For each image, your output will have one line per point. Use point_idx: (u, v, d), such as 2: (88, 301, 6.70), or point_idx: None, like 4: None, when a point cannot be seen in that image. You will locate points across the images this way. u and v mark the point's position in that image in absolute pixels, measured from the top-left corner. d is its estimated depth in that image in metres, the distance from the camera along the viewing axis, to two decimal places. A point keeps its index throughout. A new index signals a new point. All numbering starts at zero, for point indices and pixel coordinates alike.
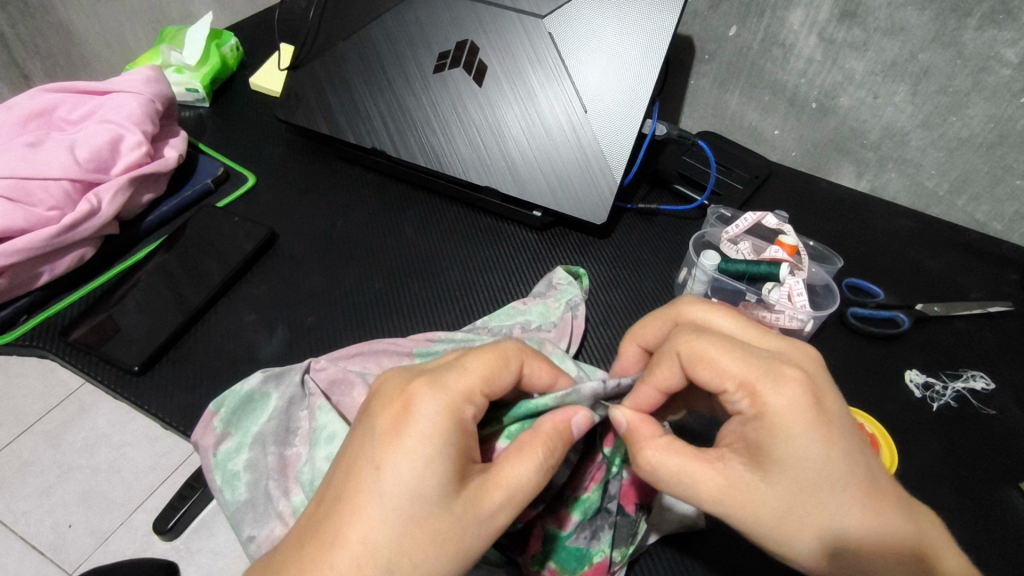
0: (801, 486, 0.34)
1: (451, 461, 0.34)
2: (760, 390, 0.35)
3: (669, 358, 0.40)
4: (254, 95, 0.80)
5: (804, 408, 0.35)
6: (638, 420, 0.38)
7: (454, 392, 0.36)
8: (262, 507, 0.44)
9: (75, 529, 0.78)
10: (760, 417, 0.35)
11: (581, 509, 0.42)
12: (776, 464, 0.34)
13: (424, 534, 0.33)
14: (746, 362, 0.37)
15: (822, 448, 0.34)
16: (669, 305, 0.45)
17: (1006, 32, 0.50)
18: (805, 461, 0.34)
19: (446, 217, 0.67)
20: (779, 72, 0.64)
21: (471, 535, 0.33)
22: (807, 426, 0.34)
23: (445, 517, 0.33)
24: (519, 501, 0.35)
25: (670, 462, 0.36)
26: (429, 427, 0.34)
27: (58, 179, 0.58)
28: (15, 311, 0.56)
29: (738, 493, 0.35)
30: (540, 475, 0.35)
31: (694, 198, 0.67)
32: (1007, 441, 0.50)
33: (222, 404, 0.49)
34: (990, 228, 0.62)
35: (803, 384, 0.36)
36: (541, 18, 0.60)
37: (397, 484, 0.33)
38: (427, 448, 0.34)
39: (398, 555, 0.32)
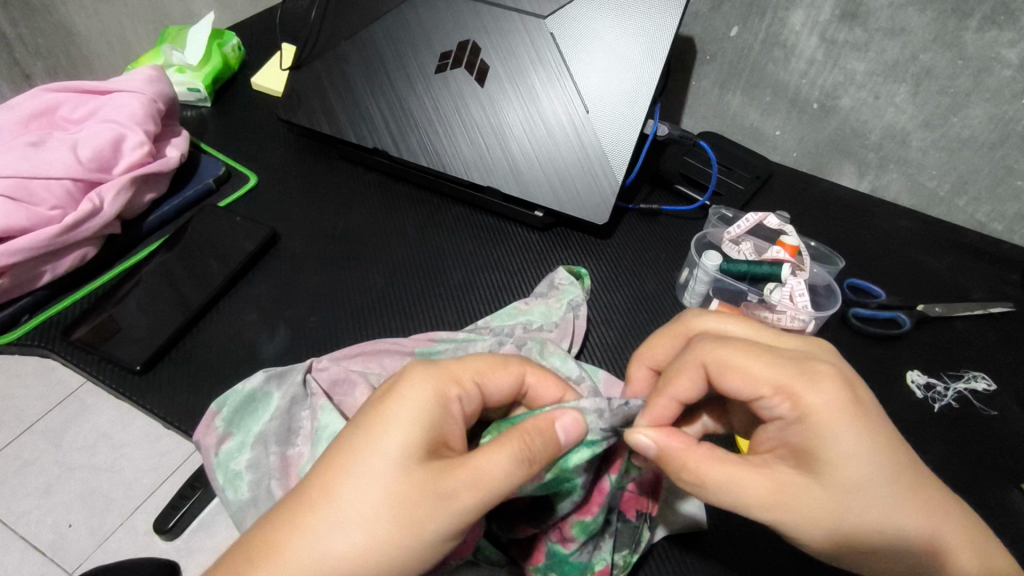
0: (852, 486, 0.34)
1: (424, 434, 0.35)
2: (798, 393, 0.36)
3: (693, 369, 0.39)
4: (255, 94, 0.80)
5: (844, 405, 0.35)
6: (665, 437, 0.36)
7: (443, 373, 0.38)
8: (264, 507, 0.44)
9: (75, 528, 0.78)
10: (802, 419, 0.35)
11: (585, 531, 0.40)
12: (824, 466, 0.34)
13: (384, 502, 0.33)
14: (779, 365, 0.37)
15: (867, 445, 0.34)
16: (674, 323, 0.44)
17: (1007, 34, 0.50)
18: (852, 460, 0.34)
19: (447, 218, 0.67)
20: (780, 73, 0.64)
21: (432, 514, 0.33)
22: (851, 423, 0.35)
23: (407, 490, 0.33)
24: (487, 492, 0.33)
25: (716, 475, 0.35)
26: (411, 400, 0.36)
27: (60, 179, 0.58)
28: (16, 310, 0.56)
29: (789, 499, 0.35)
30: (515, 469, 0.34)
31: (695, 198, 0.67)
32: (1008, 441, 0.50)
33: (224, 403, 0.49)
34: (991, 228, 0.62)
35: (838, 380, 0.36)
36: (542, 19, 0.60)
37: (369, 450, 0.34)
38: (403, 420, 0.35)
39: (357, 522, 0.32)
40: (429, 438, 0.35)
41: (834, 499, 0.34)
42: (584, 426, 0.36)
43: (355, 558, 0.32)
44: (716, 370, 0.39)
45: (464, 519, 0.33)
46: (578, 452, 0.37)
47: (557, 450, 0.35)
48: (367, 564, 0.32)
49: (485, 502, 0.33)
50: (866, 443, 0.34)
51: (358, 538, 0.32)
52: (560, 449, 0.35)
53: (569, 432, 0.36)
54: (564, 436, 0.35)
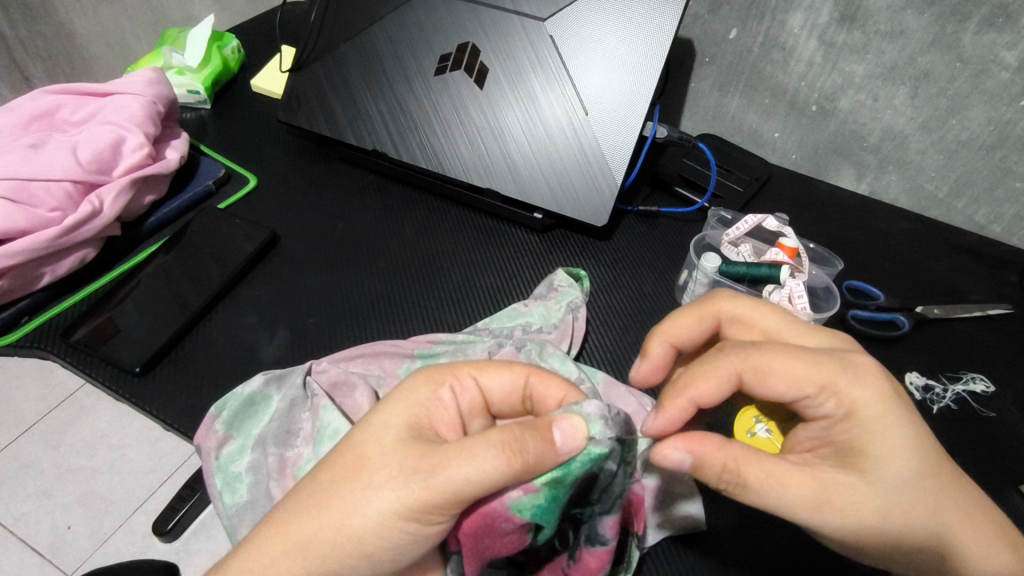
0: (898, 483, 0.34)
1: (407, 415, 0.36)
2: (843, 388, 0.36)
3: (727, 374, 0.38)
4: (255, 96, 0.80)
5: (888, 400, 0.35)
6: (698, 444, 0.34)
7: (443, 368, 0.39)
8: (261, 511, 0.44)
9: (74, 530, 0.78)
10: (850, 416, 0.35)
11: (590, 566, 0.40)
12: (872, 462, 0.34)
13: (354, 472, 0.34)
14: (821, 363, 0.36)
15: (913, 440, 0.35)
16: (702, 303, 0.44)
17: (1006, 37, 0.50)
18: (901, 454, 0.34)
19: (448, 220, 0.67)
20: (779, 75, 0.64)
21: (393, 485, 0.33)
22: (898, 418, 0.35)
23: (375, 461, 0.34)
24: (446, 475, 0.32)
25: (762, 478, 0.34)
26: (404, 387, 0.38)
27: (60, 180, 0.58)
28: (16, 312, 0.56)
29: (839, 497, 0.34)
30: (482, 455, 0.32)
31: (694, 200, 0.67)
32: (1007, 443, 0.51)
33: (224, 407, 0.49)
34: (990, 230, 0.63)
35: (879, 373, 0.36)
36: (541, 21, 0.61)
37: (355, 427, 0.36)
38: (394, 401, 0.37)
39: (329, 491, 0.34)
40: (412, 419, 0.36)
41: (881, 496, 0.34)
42: (585, 436, 0.34)
43: (322, 524, 0.33)
44: (750, 375, 0.38)
45: (422, 500, 0.32)
46: (578, 463, 0.34)
47: (551, 451, 0.33)
48: (332, 529, 0.33)
49: (443, 483, 0.32)
50: (909, 441, 0.35)
51: (326, 506, 0.33)
52: (556, 454, 0.33)
53: (566, 438, 0.34)
54: (559, 441, 0.33)
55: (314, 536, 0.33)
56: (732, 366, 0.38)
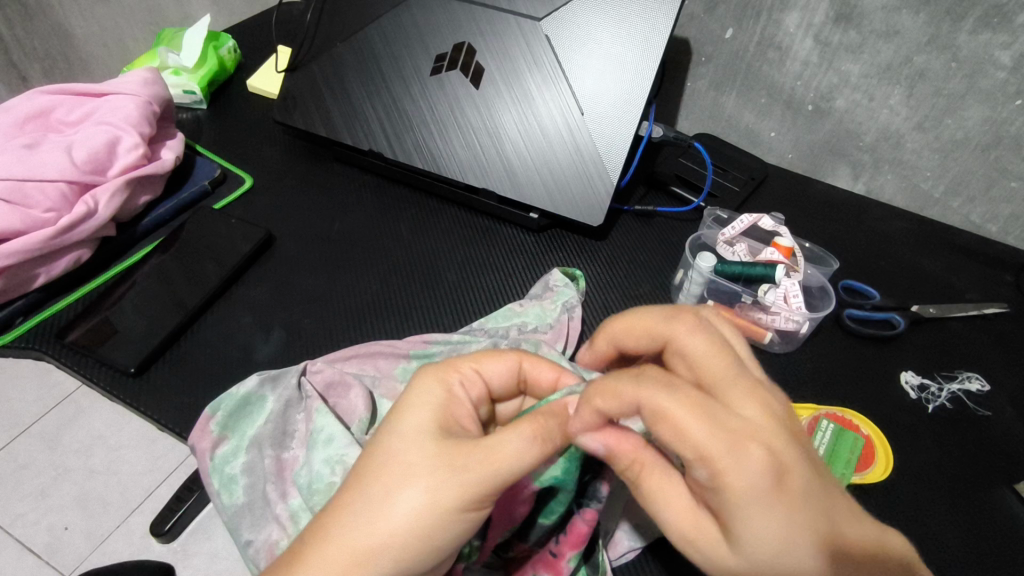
0: (771, 564, 0.29)
1: (433, 416, 0.36)
2: (720, 465, 0.29)
3: (629, 405, 0.32)
4: (252, 96, 0.80)
5: (770, 483, 0.29)
6: (617, 439, 0.34)
7: (444, 364, 0.39)
8: (258, 510, 0.45)
9: (71, 531, 0.78)
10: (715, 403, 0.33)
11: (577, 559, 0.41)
12: (737, 537, 0.30)
13: (404, 477, 0.34)
14: (712, 430, 0.30)
15: (778, 529, 0.29)
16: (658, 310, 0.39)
17: (1000, 36, 0.50)
18: (761, 539, 0.29)
19: (443, 220, 0.67)
20: (775, 75, 0.64)
21: (449, 484, 0.33)
22: (761, 503, 0.29)
23: (424, 464, 0.34)
24: (499, 465, 0.33)
25: (660, 481, 0.33)
26: (417, 389, 0.38)
27: (55, 181, 0.58)
28: (11, 313, 0.56)
29: (740, 527, 0.30)
30: (524, 443, 0.34)
31: (690, 200, 0.67)
32: (1002, 442, 0.51)
33: (218, 407, 0.48)
34: (986, 230, 0.63)
35: (764, 452, 0.30)
36: (537, 21, 0.61)
37: (386, 437, 0.36)
38: (413, 407, 0.37)
39: (381, 500, 0.33)
40: (439, 419, 0.36)
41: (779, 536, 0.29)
42: None
43: (382, 531, 0.32)
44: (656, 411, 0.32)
45: (479, 491, 0.33)
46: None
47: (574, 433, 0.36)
48: (393, 537, 0.32)
49: (497, 474, 0.33)
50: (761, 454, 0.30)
51: (382, 513, 0.33)
52: (578, 433, 0.36)
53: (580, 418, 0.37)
54: (577, 420, 0.36)
55: (378, 545, 0.32)
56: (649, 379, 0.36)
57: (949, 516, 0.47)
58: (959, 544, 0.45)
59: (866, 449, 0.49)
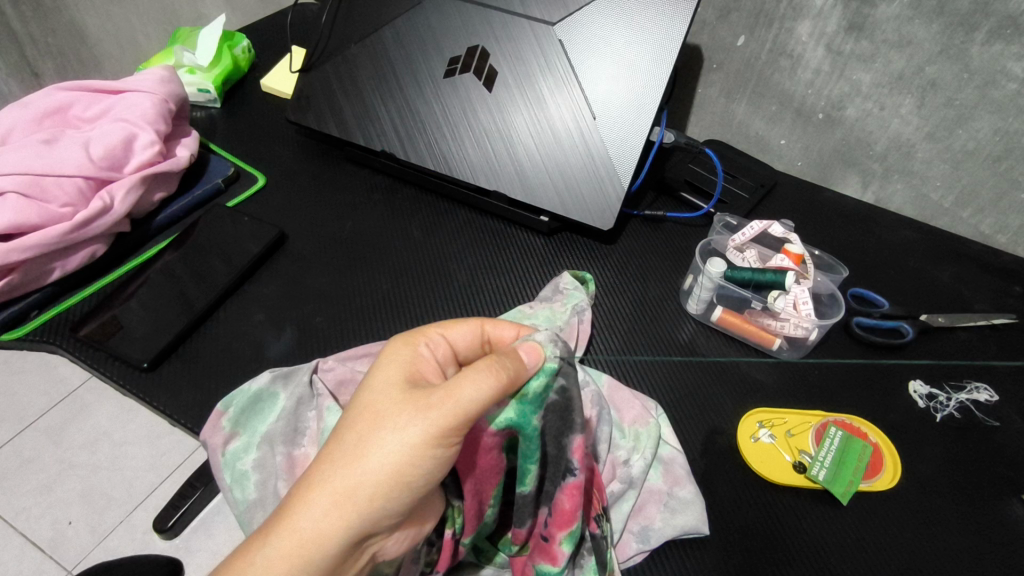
0: None
1: (400, 369, 0.36)
2: None
3: None
4: (265, 95, 0.80)
5: None
6: None
7: (413, 331, 0.40)
8: (271, 507, 0.45)
9: (75, 526, 0.78)
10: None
11: (572, 541, 0.40)
12: None
13: (373, 423, 0.34)
14: None
15: None
16: None
17: (1013, 48, 0.50)
18: None
19: (453, 221, 0.67)
20: (786, 83, 0.65)
21: (413, 423, 0.33)
22: None
23: (390, 409, 0.34)
24: (456, 400, 0.33)
25: None
26: (386, 349, 0.38)
27: (72, 176, 0.59)
28: (25, 307, 0.56)
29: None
30: (479, 376, 0.33)
31: (700, 206, 0.67)
32: (1011, 453, 0.51)
33: (231, 403, 0.49)
34: (994, 240, 0.63)
35: None
36: (552, 26, 0.61)
37: (358, 393, 0.36)
38: (381, 365, 0.37)
39: (354, 445, 0.33)
40: (405, 372, 0.36)
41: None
42: (543, 350, 0.36)
43: (355, 475, 0.32)
44: None
45: (443, 426, 0.32)
46: (538, 380, 0.35)
47: (523, 369, 0.35)
48: (370, 476, 0.32)
49: (458, 406, 0.33)
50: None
51: (354, 457, 0.33)
52: (525, 372, 0.35)
53: (527, 355, 0.35)
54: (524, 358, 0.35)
55: (353, 487, 0.32)
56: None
57: (957, 526, 0.47)
58: (965, 554, 0.45)
59: (873, 456, 0.50)
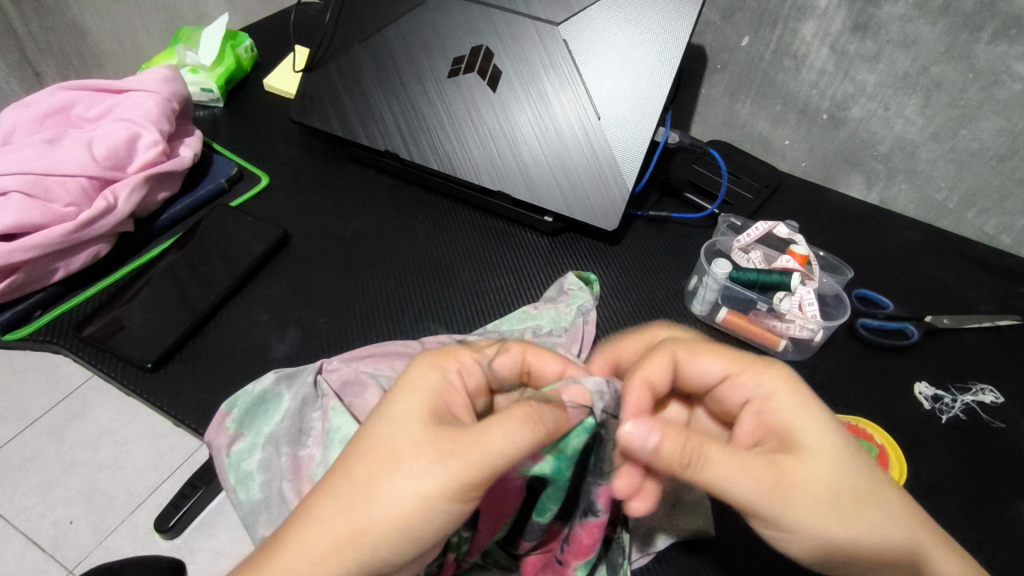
0: (814, 500, 0.35)
1: (424, 401, 0.36)
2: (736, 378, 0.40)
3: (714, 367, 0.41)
4: (268, 95, 0.80)
5: (792, 382, 0.39)
6: (662, 427, 0.35)
7: (446, 352, 0.39)
8: (276, 507, 0.44)
9: (76, 525, 0.78)
10: (768, 398, 0.39)
11: (586, 568, 0.41)
12: (802, 442, 0.37)
13: (392, 460, 0.33)
14: (726, 356, 0.41)
15: (828, 461, 0.36)
16: (644, 329, 0.47)
17: (1018, 48, 0.50)
18: (813, 478, 0.35)
19: (457, 221, 0.67)
20: (791, 83, 0.64)
21: (435, 470, 0.33)
22: (815, 420, 0.37)
23: (409, 450, 0.34)
24: (484, 452, 0.33)
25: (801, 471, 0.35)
26: (413, 373, 0.38)
27: (76, 176, 0.58)
28: (28, 306, 0.56)
29: (788, 475, 0.35)
30: (513, 430, 0.33)
31: (705, 207, 0.67)
32: (1016, 454, 0.50)
33: (235, 404, 0.49)
34: (999, 241, 0.63)
35: (782, 369, 0.40)
36: (556, 26, 0.61)
37: (376, 420, 0.36)
38: (406, 392, 0.37)
39: (370, 479, 0.33)
40: (431, 404, 0.36)
41: (710, 471, 0.35)
42: (587, 402, 0.37)
43: (370, 514, 0.32)
44: (683, 357, 0.42)
45: (464, 480, 0.32)
46: (577, 436, 0.36)
47: (565, 416, 0.35)
48: (379, 520, 0.32)
49: (482, 460, 0.32)
50: (828, 420, 0.38)
51: (368, 493, 0.33)
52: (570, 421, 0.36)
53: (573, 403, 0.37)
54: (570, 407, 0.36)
55: (365, 527, 0.32)
56: (723, 364, 0.41)
57: (964, 529, 0.47)
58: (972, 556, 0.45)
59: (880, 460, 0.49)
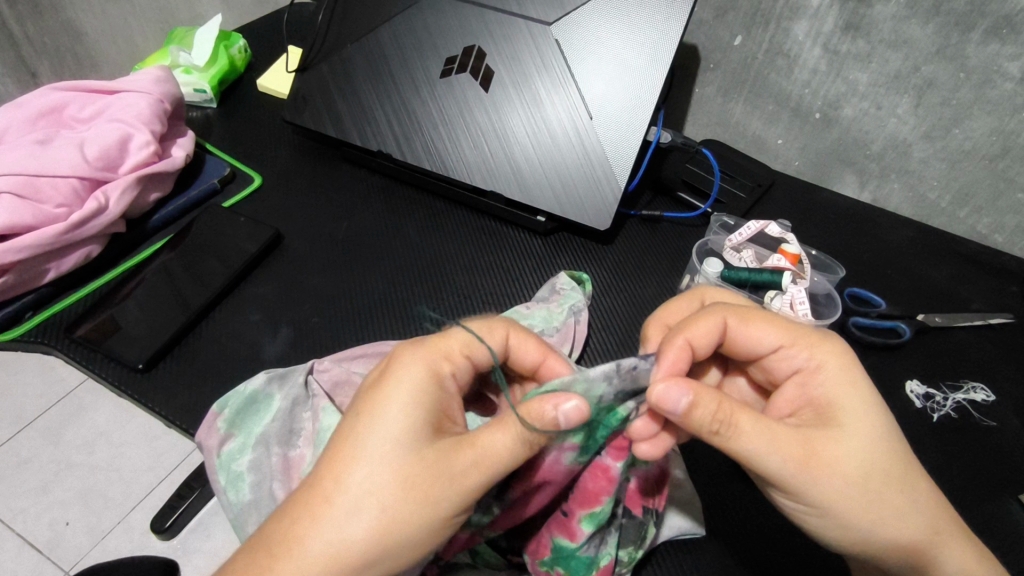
0: (847, 477, 0.35)
1: (420, 413, 0.36)
2: (798, 348, 0.40)
3: (773, 338, 0.41)
4: (262, 96, 0.80)
5: (848, 362, 0.40)
6: (699, 388, 0.35)
7: (436, 351, 0.39)
8: (266, 509, 0.45)
9: (73, 526, 0.78)
10: (819, 369, 0.39)
11: (593, 522, 0.39)
12: (844, 417, 0.37)
13: (395, 481, 0.34)
14: (789, 328, 0.41)
15: (867, 442, 0.36)
16: (694, 289, 0.48)
17: (1009, 47, 0.50)
18: (849, 457, 0.35)
19: (450, 221, 0.67)
20: (784, 82, 0.65)
21: (443, 489, 0.34)
22: (862, 401, 0.38)
23: (410, 469, 0.34)
24: (489, 471, 0.34)
25: (838, 450, 0.36)
26: (407, 377, 0.37)
27: (67, 177, 0.58)
28: (19, 308, 0.56)
29: (822, 451, 0.35)
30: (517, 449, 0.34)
31: (697, 206, 0.67)
32: (1008, 452, 0.51)
33: (226, 404, 0.49)
34: (992, 240, 0.63)
35: (840, 348, 0.40)
36: (548, 25, 0.61)
37: (369, 433, 0.35)
38: (399, 401, 0.36)
39: (372, 500, 0.33)
40: (428, 414, 0.36)
41: (744, 440, 0.35)
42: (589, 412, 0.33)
43: (375, 535, 0.33)
44: (734, 325, 0.41)
45: (468, 497, 0.34)
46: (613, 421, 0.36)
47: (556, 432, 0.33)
48: (380, 539, 0.33)
49: (487, 479, 0.34)
50: (877, 404, 0.38)
51: (374, 511, 0.33)
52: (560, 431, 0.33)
53: (569, 417, 0.33)
54: (564, 421, 0.33)
55: (371, 548, 0.33)
56: (777, 335, 0.41)
57: None
58: None
59: None
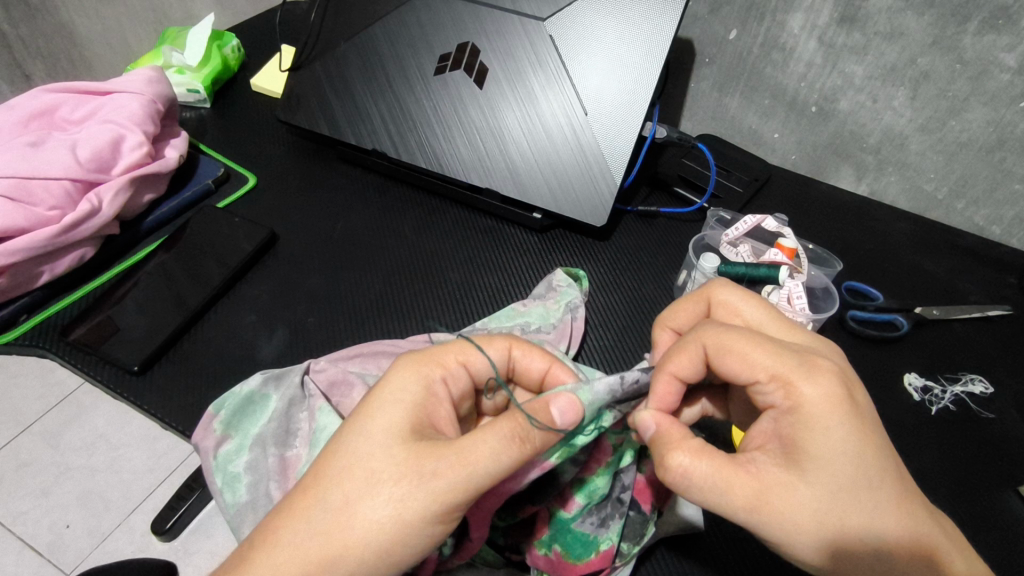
0: (796, 525, 0.33)
1: (405, 416, 0.36)
2: (793, 381, 0.35)
3: (756, 369, 0.36)
4: (255, 95, 0.80)
5: (837, 401, 0.34)
6: (668, 423, 0.37)
7: (428, 357, 0.39)
8: (261, 510, 0.44)
9: (73, 529, 0.78)
10: (794, 410, 0.35)
11: (586, 492, 0.41)
12: (808, 463, 0.33)
13: (369, 481, 0.34)
14: (779, 355, 0.36)
15: (827, 490, 0.33)
16: (703, 287, 0.46)
17: (1006, 38, 0.50)
18: (801, 505, 0.33)
19: (444, 218, 0.67)
20: (779, 76, 0.64)
21: (414, 491, 0.33)
22: (836, 444, 0.33)
23: (389, 472, 0.34)
24: (468, 473, 0.33)
25: (793, 500, 0.33)
26: (396, 384, 0.37)
27: (59, 179, 0.58)
28: (14, 311, 0.56)
29: (775, 500, 0.33)
30: (499, 446, 0.34)
31: (693, 201, 0.67)
32: (1007, 445, 0.50)
33: (222, 406, 0.48)
34: (990, 232, 0.63)
35: (833, 381, 0.35)
36: (541, 21, 0.61)
37: (352, 438, 0.35)
38: (387, 405, 0.36)
39: (347, 501, 0.33)
40: (412, 418, 0.36)
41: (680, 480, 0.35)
42: (580, 411, 0.36)
43: (347, 538, 0.33)
44: (715, 353, 0.39)
45: (447, 498, 0.33)
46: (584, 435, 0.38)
47: (553, 434, 0.35)
48: (358, 544, 0.33)
49: (467, 479, 0.33)
50: (851, 449, 0.33)
51: (351, 515, 0.33)
52: (557, 432, 0.35)
53: (564, 414, 0.35)
54: (558, 419, 0.35)
55: (339, 552, 0.32)
56: (760, 367, 0.36)
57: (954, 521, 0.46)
58: None
59: None
